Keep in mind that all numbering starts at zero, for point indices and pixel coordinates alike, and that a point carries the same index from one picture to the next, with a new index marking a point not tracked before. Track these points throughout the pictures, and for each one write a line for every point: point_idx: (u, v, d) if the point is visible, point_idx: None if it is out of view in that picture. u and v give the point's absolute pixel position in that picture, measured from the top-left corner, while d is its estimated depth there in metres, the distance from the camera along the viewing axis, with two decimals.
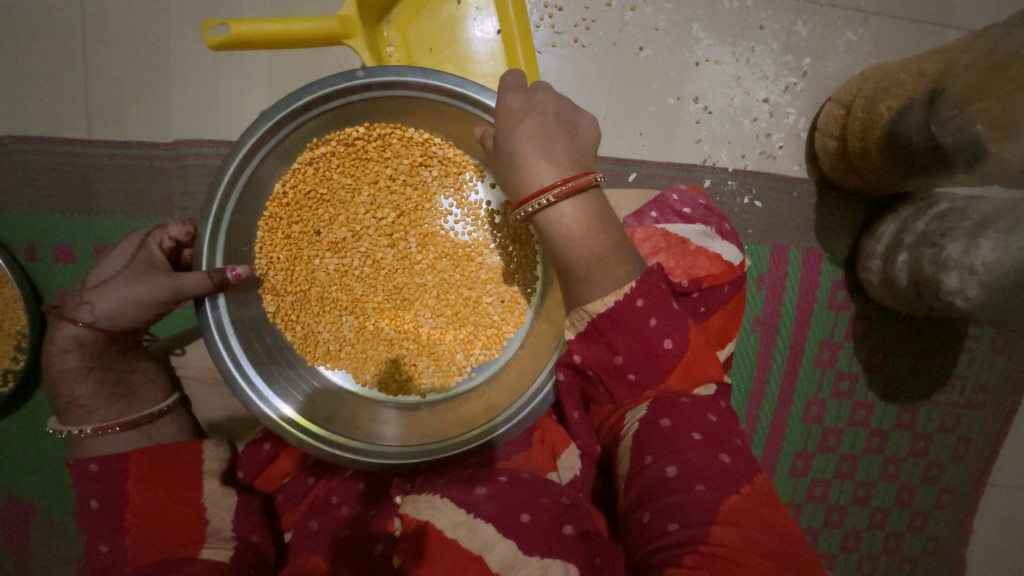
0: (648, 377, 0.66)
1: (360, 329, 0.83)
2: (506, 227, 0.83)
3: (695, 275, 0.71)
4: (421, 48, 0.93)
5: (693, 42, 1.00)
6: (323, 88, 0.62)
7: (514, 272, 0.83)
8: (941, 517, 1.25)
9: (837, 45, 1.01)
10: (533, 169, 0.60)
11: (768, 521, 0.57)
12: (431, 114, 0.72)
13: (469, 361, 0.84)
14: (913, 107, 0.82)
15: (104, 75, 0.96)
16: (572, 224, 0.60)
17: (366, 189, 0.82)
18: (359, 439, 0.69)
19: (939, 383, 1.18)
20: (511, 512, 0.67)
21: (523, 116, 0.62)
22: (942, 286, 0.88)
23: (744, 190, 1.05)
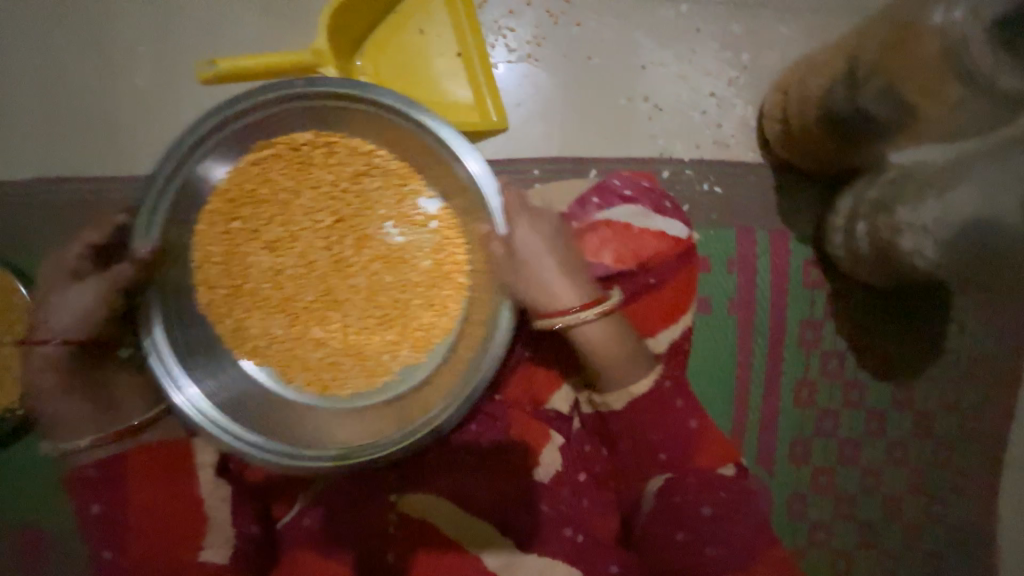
0: (657, 424, 0.80)
1: (288, 330, 0.85)
2: (440, 235, 0.85)
3: (644, 253, 0.78)
4: (392, 75, 1.05)
5: (637, 49, 1.09)
6: (262, 95, 0.71)
7: (442, 280, 0.85)
8: (963, 504, 1.18)
9: (773, 40, 1.09)
10: (561, 294, 0.72)
11: (748, 519, 0.77)
12: (372, 125, 0.78)
13: (393, 365, 0.85)
14: (839, 81, 0.87)
15: (99, 117, 1.06)
16: (597, 338, 0.74)
17: (307, 193, 0.85)
18: (271, 437, 0.73)
19: (932, 357, 1.15)
20: (512, 513, 0.76)
21: (544, 241, 0.75)
22: (900, 248, 0.88)
23: (703, 178, 1.10)
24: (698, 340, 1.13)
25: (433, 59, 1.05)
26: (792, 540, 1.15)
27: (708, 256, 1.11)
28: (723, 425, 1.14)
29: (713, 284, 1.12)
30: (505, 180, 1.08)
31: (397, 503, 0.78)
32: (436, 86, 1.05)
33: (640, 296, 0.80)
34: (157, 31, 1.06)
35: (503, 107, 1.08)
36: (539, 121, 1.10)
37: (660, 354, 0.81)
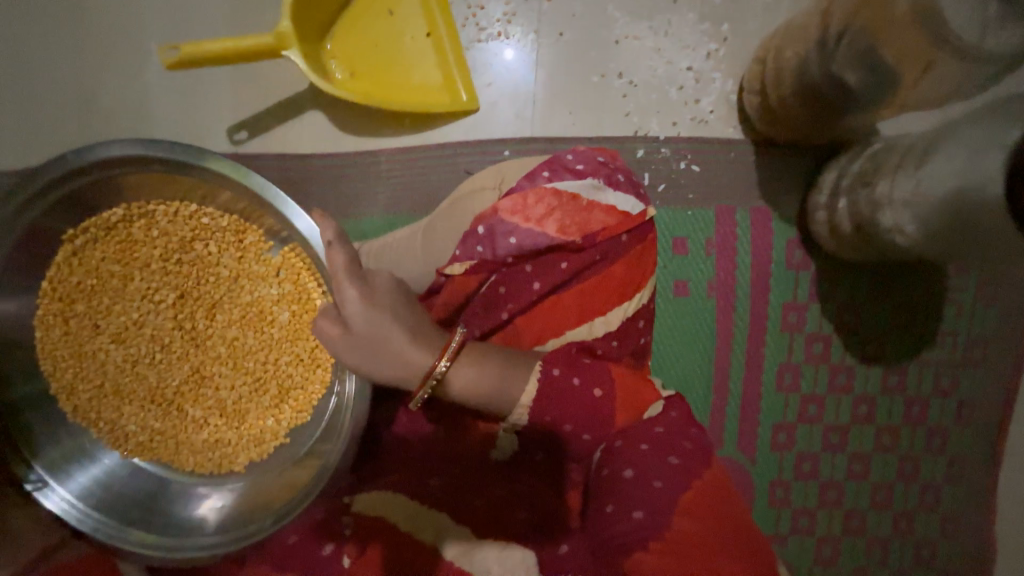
0: (594, 426, 0.74)
1: (164, 420, 0.86)
2: (290, 283, 0.86)
3: (591, 229, 0.75)
4: (359, 55, 1.04)
5: (610, 22, 1.06)
6: (42, 179, 0.68)
7: (301, 330, 0.85)
8: (956, 492, 1.13)
9: (754, 8, 1.04)
10: (413, 356, 0.67)
11: (722, 512, 0.66)
12: (190, 185, 0.77)
13: (279, 427, 0.86)
14: (812, 49, 0.83)
15: (75, 104, 1.07)
16: (470, 376, 0.70)
17: (141, 273, 0.85)
18: (158, 531, 0.74)
19: (924, 340, 1.10)
20: (464, 499, 0.74)
21: (381, 298, 0.67)
22: (880, 225, 0.86)
23: (679, 156, 1.06)
24: (675, 324, 1.10)
25: (401, 39, 1.04)
26: (774, 527, 1.13)
27: (685, 237, 1.08)
28: (702, 411, 1.12)
29: (690, 267, 1.09)
30: (476, 161, 1.07)
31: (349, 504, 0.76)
32: (404, 68, 1.05)
33: (579, 282, 0.77)
34: (133, 19, 1.07)
35: (473, 86, 1.07)
36: (510, 100, 1.08)
37: (618, 333, 0.80)
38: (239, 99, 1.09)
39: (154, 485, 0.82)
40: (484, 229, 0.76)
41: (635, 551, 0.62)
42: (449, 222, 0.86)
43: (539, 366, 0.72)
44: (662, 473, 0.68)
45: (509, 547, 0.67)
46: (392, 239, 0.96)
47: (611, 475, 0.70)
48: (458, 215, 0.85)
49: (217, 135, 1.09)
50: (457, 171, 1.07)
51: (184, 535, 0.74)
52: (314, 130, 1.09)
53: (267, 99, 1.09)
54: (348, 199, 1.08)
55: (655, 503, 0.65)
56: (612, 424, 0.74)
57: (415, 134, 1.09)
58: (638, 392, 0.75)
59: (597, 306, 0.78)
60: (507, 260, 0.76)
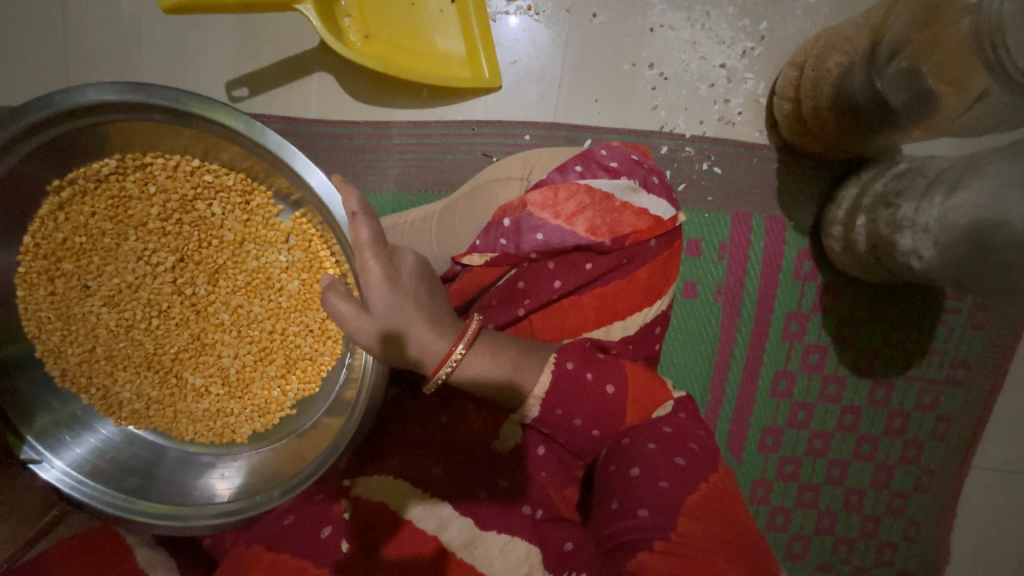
0: (605, 424, 0.72)
1: (161, 385, 0.82)
2: (300, 250, 0.81)
3: (621, 232, 0.73)
4: (377, 16, 0.96)
5: (646, 8, 1.01)
6: (24, 120, 0.59)
7: (313, 299, 0.81)
8: (923, 499, 1.20)
9: (796, 8, 1.01)
10: (427, 342, 0.64)
11: (727, 516, 0.64)
12: (192, 139, 0.70)
13: (287, 398, 0.82)
14: (861, 59, 0.81)
15: (56, 39, 0.96)
16: (484, 364, 0.66)
17: (136, 232, 0.79)
18: (156, 500, 0.69)
19: (914, 356, 1.14)
20: (468, 490, 0.68)
21: (402, 278, 0.62)
22: (898, 246, 0.86)
23: (703, 157, 1.04)
24: (680, 325, 1.11)
25: (424, 5, 0.97)
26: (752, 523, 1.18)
27: (700, 240, 1.07)
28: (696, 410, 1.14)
29: (701, 270, 1.08)
30: (495, 144, 1.02)
31: (351, 488, 0.69)
32: (425, 37, 0.98)
33: (602, 282, 0.75)
34: None
35: (497, 62, 1.00)
36: (535, 82, 1.03)
37: (634, 337, 0.79)
38: (242, 52, 1.00)
39: (152, 456, 0.78)
40: (510, 222, 0.73)
41: (638, 550, 0.61)
42: (470, 209, 0.83)
43: (553, 356, 0.70)
44: (667, 473, 0.66)
45: (512, 541, 0.63)
46: (405, 220, 0.92)
47: (618, 473, 0.69)
48: (478, 203, 0.82)
49: (216, 90, 1.00)
50: (474, 153, 1.02)
51: (182, 506, 0.69)
52: (323, 94, 1.02)
53: (273, 54, 1.00)
54: (356, 171, 1.02)
55: (660, 502, 0.64)
56: (620, 422, 0.72)
57: (431, 109, 1.02)
58: (649, 392, 0.73)
59: (616, 310, 0.77)
60: (530, 256, 0.73)
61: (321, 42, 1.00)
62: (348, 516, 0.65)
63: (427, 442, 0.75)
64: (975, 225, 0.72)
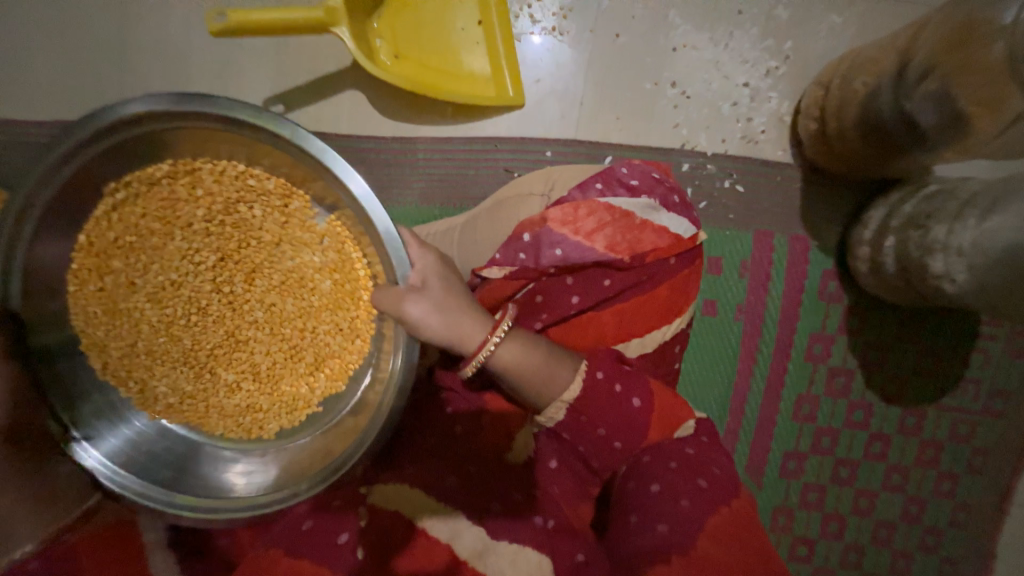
0: (628, 438, 0.72)
1: (196, 380, 0.85)
2: (333, 251, 0.84)
3: (641, 249, 0.74)
4: (407, 36, 1.00)
5: (669, 28, 1.02)
6: (93, 126, 0.63)
7: (342, 300, 0.84)
8: (957, 536, 1.14)
9: (821, 28, 1.00)
10: (467, 324, 0.71)
11: (751, 540, 0.63)
12: (242, 146, 0.74)
13: (314, 396, 0.85)
14: (887, 79, 0.81)
15: (112, 58, 1.04)
16: (516, 356, 0.71)
17: (183, 233, 0.83)
18: (187, 492, 0.71)
19: (948, 384, 1.09)
20: (482, 499, 0.70)
21: (446, 270, 0.74)
22: (929, 270, 0.84)
23: (725, 175, 1.04)
24: (700, 343, 1.09)
25: (452, 27, 1.00)
26: None
27: (721, 258, 1.06)
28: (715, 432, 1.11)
29: (722, 288, 1.07)
30: (517, 160, 1.04)
31: (366, 495, 0.71)
32: (451, 57, 1.01)
33: (619, 298, 0.77)
34: None
35: (521, 81, 1.03)
36: (557, 100, 1.05)
37: (651, 355, 0.80)
38: (279, 71, 1.05)
39: (183, 450, 0.81)
40: (530, 237, 0.75)
41: (655, 563, 0.60)
42: (492, 224, 0.85)
43: (583, 365, 0.72)
44: (689, 492, 0.66)
45: (523, 552, 0.64)
46: (429, 231, 0.94)
47: (636, 489, 0.68)
48: (500, 218, 0.84)
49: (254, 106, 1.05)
50: (496, 169, 1.05)
51: (211, 498, 0.71)
52: (352, 110, 1.06)
53: (308, 73, 1.05)
54: (382, 185, 1.06)
55: (680, 520, 0.63)
56: (643, 436, 0.72)
57: (454, 125, 1.06)
58: (671, 410, 0.74)
59: (635, 326, 0.78)
60: (548, 271, 0.74)
61: (353, 62, 1.05)
62: (364, 523, 0.68)
63: (445, 445, 0.76)
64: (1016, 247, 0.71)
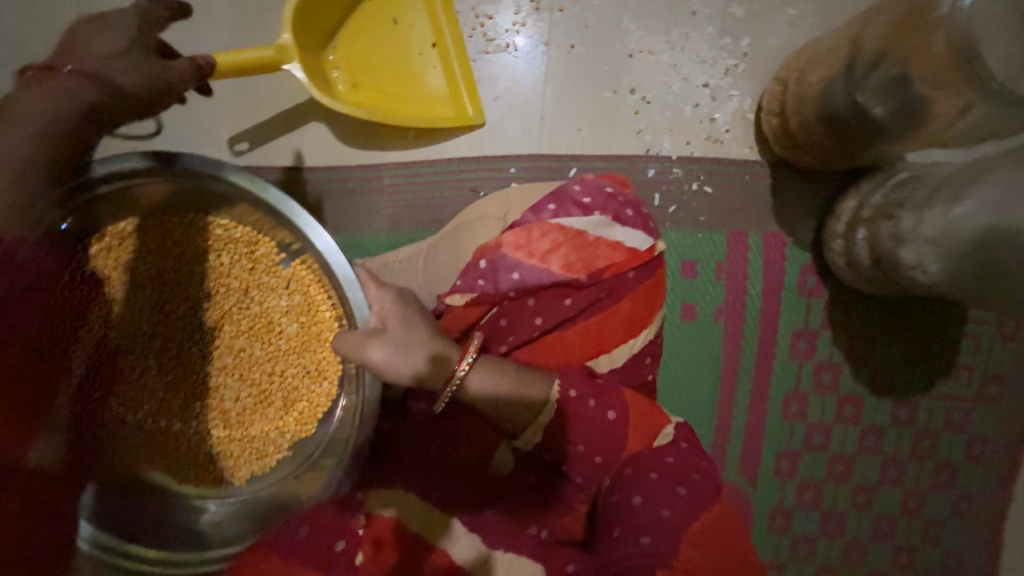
0: (606, 454, 0.71)
1: (167, 430, 0.85)
2: (299, 294, 0.85)
3: (597, 266, 0.74)
4: (363, 65, 1.00)
5: (624, 34, 1.01)
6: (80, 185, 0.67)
7: (309, 342, 0.84)
8: (962, 526, 1.11)
9: (778, 22, 0.99)
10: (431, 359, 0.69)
11: (729, 545, 0.63)
12: (209, 198, 0.77)
13: (284, 440, 0.85)
14: (840, 73, 0.79)
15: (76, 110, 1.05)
16: (488, 385, 0.69)
17: (152, 284, 0.84)
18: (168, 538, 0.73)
19: (940, 372, 1.07)
20: (477, 507, 0.69)
21: (405, 304, 0.72)
22: (901, 261, 0.82)
23: (692, 178, 1.03)
24: (681, 348, 1.08)
25: (408, 52, 1.00)
26: (773, 555, 1.12)
27: (695, 261, 1.05)
28: (704, 437, 1.10)
29: (699, 292, 1.06)
30: (481, 179, 1.04)
31: (363, 496, 0.69)
32: (408, 82, 1.01)
33: (580, 316, 0.76)
34: None
35: (479, 100, 1.03)
36: (518, 116, 1.04)
37: (621, 370, 0.79)
38: (241, 109, 1.06)
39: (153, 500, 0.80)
40: (486, 263, 0.75)
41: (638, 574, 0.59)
42: (453, 249, 0.85)
43: (555, 386, 0.70)
44: (670, 502, 0.65)
45: (519, 560, 0.63)
46: (395, 258, 0.95)
47: (621, 502, 0.67)
48: (460, 243, 0.84)
49: (218, 145, 1.06)
50: (462, 190, 1.04)
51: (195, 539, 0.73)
52: (316, 142, 1.07)
53: (270, 109, 1.06)
54: (351, 214, 1.06)
55: (663, 530, 0.62)
56: (624, 448, 0.71)
57: (417, 150, 1.06)
58: (648, 415, 0.72)
59: (599, 344, 0.77)
60: (509, 294, 0.74)
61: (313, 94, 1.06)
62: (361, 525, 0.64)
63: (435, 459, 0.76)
64: (989, 230, 0.69)
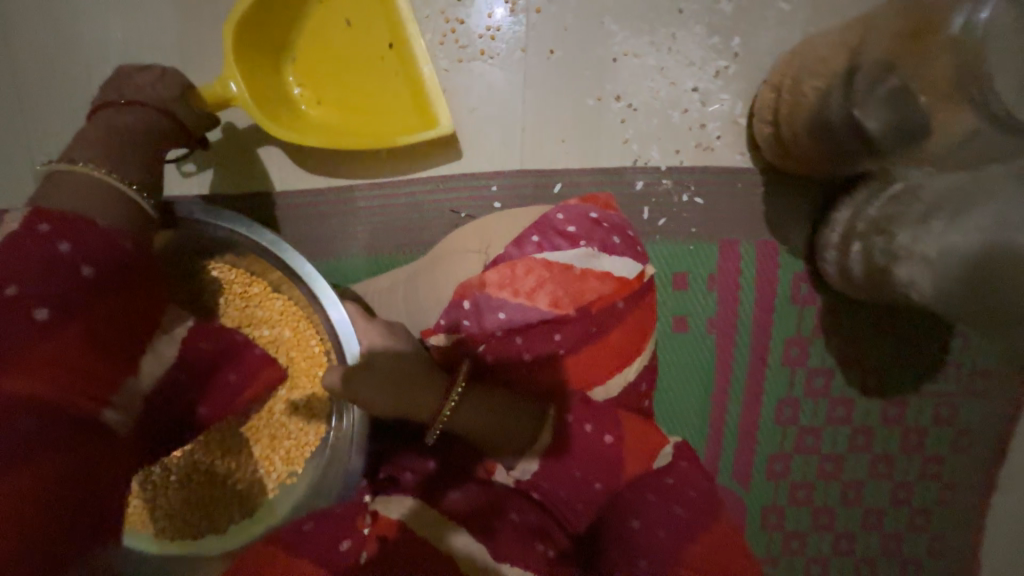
0: (603, 479, 0.69)
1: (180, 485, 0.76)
2: (287, 329, 0.79)
3: (585, 300, 0.70)
4: (326, 86, 0.92)
5: (607, 36, 0.94)
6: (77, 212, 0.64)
7: (299, 376, 0.79)
8: (947, 514, 1.14)
9: (770, 18, 0.93)
10: (419, 394, 0.68)
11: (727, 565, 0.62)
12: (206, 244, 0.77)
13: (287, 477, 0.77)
14: (837, 85, 0.74)
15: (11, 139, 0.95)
16: (477, 418, 0.69)
17: None
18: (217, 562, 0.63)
19: (930, 371, 1.07)
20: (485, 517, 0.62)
21: (394, 337, 0.72)
22: (894, 277, 0.81)
23: (682, 188, 0.98)
24: (674, 361, 1.06)
25: (375, 56, 0.91)
26: (767, 551, 1.14)
27: (686, 273, 1.02)
28: (698, 445, 1.10)
29: (691, 304, 1.03)
30: (461, 198, 0.99)
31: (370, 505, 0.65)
32: (380, 89, 0.92)
33: (569, 350, 0.72)
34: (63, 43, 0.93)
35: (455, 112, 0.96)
36: (497, 128, 0.98)
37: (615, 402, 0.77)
38: None
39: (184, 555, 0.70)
40: (470, 304, 0.72)
41: None
42: (432, 282, 0.81)
43: (551, 410, 0.71)
44: (666, 523, 0.64)
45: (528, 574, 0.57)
46: (374, 289, 0.90)
47: (616, 527, 0.65)
48: (442, 275, 0.80)
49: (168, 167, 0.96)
50: (441, 210, 0.99)
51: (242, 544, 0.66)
52: (280, 160, 0.98)
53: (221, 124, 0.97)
54: (324, 240, 1.00)
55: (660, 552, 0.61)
56: (621, 472, 0.70)
57: (392, 168, 0.99)
58: (644, 437, 0.72)
59: (589, 379, 0.74)
60: (495, 334, 0.71)
61: None
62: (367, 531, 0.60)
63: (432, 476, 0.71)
64: (985, 249, 0.67)
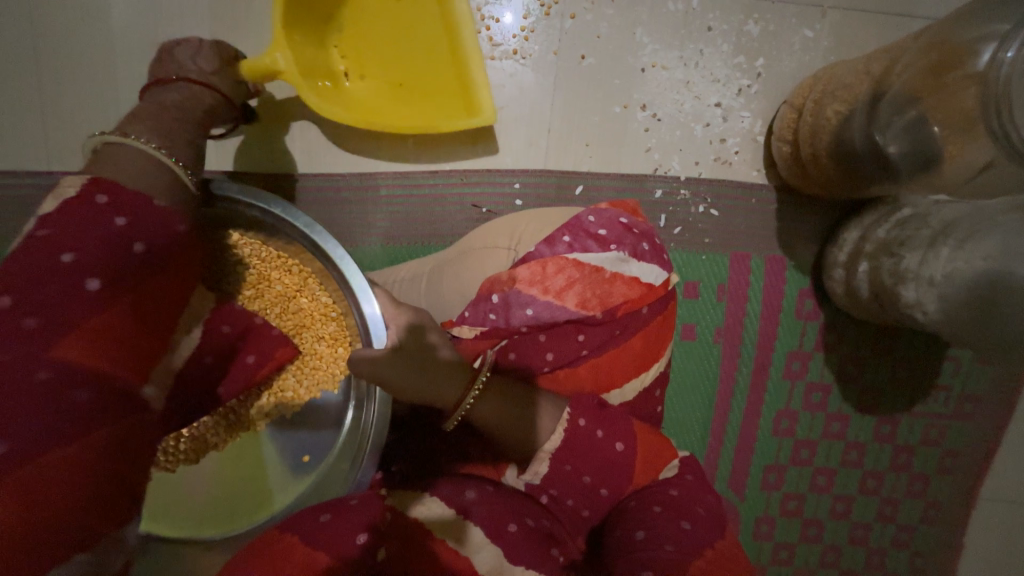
0: (613, 484, 0.68)
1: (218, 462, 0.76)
2: (309, 303, 0.80)
3: (612, 303, 0.71)
4: (382, 62, 0.92)
5: (637, 47, 0.97)
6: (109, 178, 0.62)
7: (318, 349, 0.80)
8: (929, 532, 1.18)
9: (793, 43, 0.97)
10: (441, 385, 0.67)
11: None
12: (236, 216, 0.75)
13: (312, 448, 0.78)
14: (859, 108, 0.78)
15: (27, 98, 0.92)
16: (497, 412, 0.68)
17: None
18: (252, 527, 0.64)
19: (921, 393, 1.12)
20: (498, 518, 0.61)
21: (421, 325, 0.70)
22: (901, 298, 0.83)
23: (699, 199, 1.01)
24: (680, 367, 1.08)
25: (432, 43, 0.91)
26: (756, 559, 1.17)
27: (698, 282, 1.04)
28: (698, 452, 1.12)
29: (700, 313, 1.06)
30: (484, 195, 1.00)
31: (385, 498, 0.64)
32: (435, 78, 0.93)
33: (590, 354, 0.74)
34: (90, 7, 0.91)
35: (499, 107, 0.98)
36: (524, 127, 0.99)
37: (631, 404, 0.79)
38: None
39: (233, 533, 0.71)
40: (499, 298, 0.72)
41: None
42: (457, 275, 0.81)
43: (566, 410, 0.69)
44: (673, 537, 0.60)
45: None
46: (395, 278, 0.90)
47: (623, 537, 0.63)
48: (468, 269, 0.81)
49: None
50: (463, 204, 1.00)
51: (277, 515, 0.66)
52: (303, 144, 0.97)
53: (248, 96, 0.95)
54: (343, 226, 0.99)
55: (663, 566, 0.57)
56: (629, 481, 0.69)
57: (419, 160, 0.99)
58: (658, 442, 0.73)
59: (609, 381, 0.76)
60: (520, 330, 0.71)
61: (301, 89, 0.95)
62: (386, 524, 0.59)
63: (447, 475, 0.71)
64: (990, 276, 0.69)
